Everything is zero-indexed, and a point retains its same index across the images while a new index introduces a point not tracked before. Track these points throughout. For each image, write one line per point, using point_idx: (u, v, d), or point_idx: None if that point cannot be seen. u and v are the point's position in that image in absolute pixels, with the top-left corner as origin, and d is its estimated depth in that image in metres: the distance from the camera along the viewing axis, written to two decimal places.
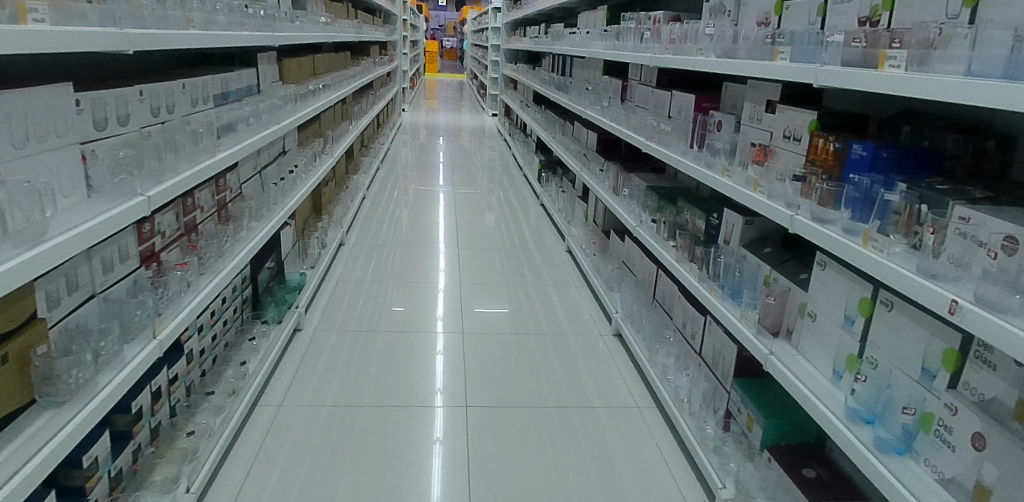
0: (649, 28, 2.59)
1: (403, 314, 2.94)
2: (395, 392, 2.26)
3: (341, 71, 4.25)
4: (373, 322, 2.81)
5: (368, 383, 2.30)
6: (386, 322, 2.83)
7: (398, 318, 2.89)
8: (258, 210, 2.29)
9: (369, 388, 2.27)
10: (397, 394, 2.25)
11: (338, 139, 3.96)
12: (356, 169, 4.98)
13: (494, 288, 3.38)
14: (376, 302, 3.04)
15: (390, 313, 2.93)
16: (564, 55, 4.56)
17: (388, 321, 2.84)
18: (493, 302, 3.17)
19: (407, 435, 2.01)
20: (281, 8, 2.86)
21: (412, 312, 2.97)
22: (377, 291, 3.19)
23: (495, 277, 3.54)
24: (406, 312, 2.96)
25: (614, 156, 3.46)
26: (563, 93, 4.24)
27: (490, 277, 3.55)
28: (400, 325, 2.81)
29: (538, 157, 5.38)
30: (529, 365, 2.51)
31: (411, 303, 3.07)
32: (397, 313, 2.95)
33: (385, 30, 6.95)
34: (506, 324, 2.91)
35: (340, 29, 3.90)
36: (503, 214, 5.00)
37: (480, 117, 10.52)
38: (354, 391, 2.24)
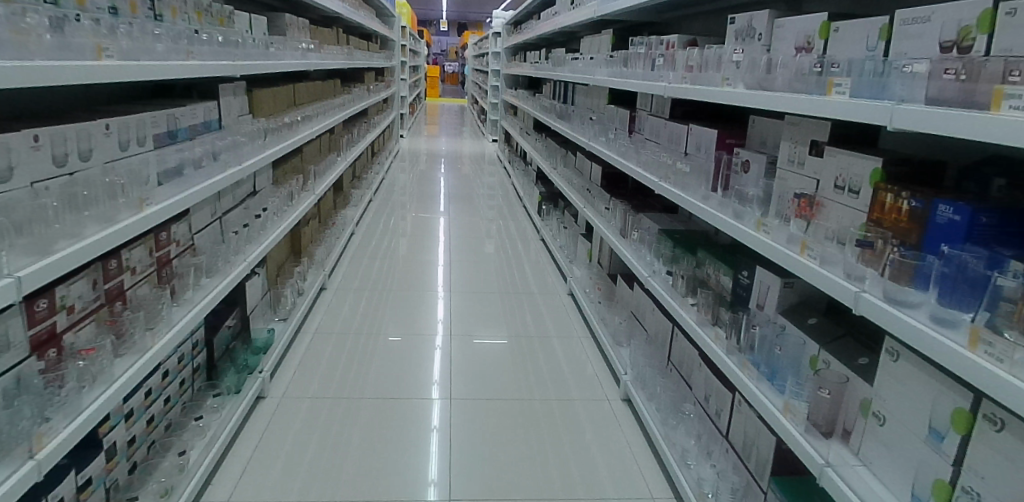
0: (663, 54, 2.30)
1: (400, 346, 2.86)
2: (388, 429, 2.19)
3: (329, 100, 3.98)
4: (367, 355, 2.73)
5: (360, 423, 2.21)
6: (381, 354, 2.76)
7: (395, 350, 2.82)
8: (212, 265, 1.96)
9: (362, 427, 2.19)
10: (390, 433, 2.17)
11: (323, 173, 3.67)
12: (345, 201, 4.68)
13: (492, 317, 3.29)
14: (373, 333, 2.98)
15: (387, 345, 2.87)
16: (566, 83, 4.28)
17: (383, 354, 2.76)
18: (491, 334, 3.07)
19: (399, 488, 1.88)
20: (253, 34, 2.59)
21: (410, 344, 2.90)
22: (375, 323, 3.11)
23: (495, 308, 3.43)
24: (404, 343, 2.89)
25: (621, 192, 3.15)
26: (565, 123, 3.95)
27: (490, 308, 3.43)
28: (396, 357, 2.75)
29: (539, 188, 5.08)
30: (527, 405, 2.41)
31: (409, 335, 3.00)
32: (394, 343, 2.88)
33: (382, 56, 6.72)
34: (505, 358, 2.81)
35: (327, 55, 3.63)
36: (501, 248, 4.70)
37: (481, 143, 10.30)
38: (344, 432, 2.15)
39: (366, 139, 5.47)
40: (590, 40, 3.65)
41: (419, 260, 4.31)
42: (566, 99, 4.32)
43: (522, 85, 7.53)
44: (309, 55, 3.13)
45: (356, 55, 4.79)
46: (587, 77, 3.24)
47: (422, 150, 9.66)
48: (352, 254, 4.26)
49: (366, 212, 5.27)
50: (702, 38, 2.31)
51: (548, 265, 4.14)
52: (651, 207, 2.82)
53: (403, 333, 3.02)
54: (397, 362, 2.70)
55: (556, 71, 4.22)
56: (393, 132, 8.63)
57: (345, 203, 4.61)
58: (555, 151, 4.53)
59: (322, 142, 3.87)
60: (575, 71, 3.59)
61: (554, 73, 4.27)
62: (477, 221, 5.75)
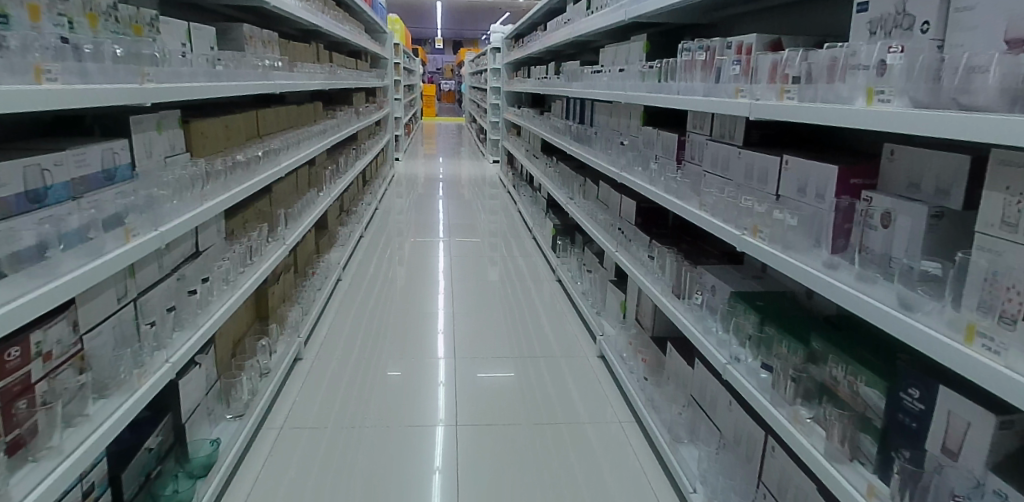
0: (739, 60, 1.71)
1: (400, 382, 2.65)
2: None
3: (306, 127, 3.39)
4: (361, 417, 2.34)
5: None
6: (376, 413, 2.37)
7: (395, 384, 2.62)
8: (100, 383, 1.32)
9: None
10: None
11: (301, 215, 3.07)
12: (331, 239, 4.07)
13: (497, 346, 3.06)
14: (371, 368, 2.77)
15: (386, 380, 2.66)
16: (582, 99, 3.71)
17: (381, 390, 2.57)
18: (497, 364, 2.85)
19: None
20: (190, 49, 1.99)
21: (410, 397, 2.52)
22: (373, 360, 2.86)
23: (500, 335, 3.19)
24: (404, 382, 2.64)
25: (665, 236, 2.55)
26: (585, 148, 3.36)
27: (496, 335, 3.19)
28: (396, 399, 2.49)
29: (550, 218, 4.50)
30: (541, 454, 2.14)
31: (410, 366, 2.80)
32: (393, 378, 2.68)
33: (372, 75, 6.16)
34: (513, 392, 2.59)
35: (303, 75, 3.04)
36: (511, 284, 4.11)
37: (481, 164, 9.75)
38: None
39: (356, 167, 4.89)
40: (614, 49, 3.06)
41: (416, 301, 3.73)
42: (583, 120, 3.74)
43: (525, 103, 6.97)
44: (273, 75, 2.53)
45: (340, 75, 4.21)
46: (616, 94, 2.65)
47: (418, 173, 9.10)
48: (339, 298, 3.65)
49: (357, 247, 4.67)
50: (787, 39, 1.73)
51: (568, 309, 3.53)
52: (708, 258, 2.21)
53: (403, 365, 2.82)
54: (394, 431, 2.26)
55: (570, 87, 3.64)
56: (387, 155, 8.08)
57: (330, 242, 4.01)
58: (571, 178, 3.93)
59: (299, 177, 3.28)
60: (597, 86, 3.02)
61: (568, 90, 3.69)
62: (481, 250, 5.15)
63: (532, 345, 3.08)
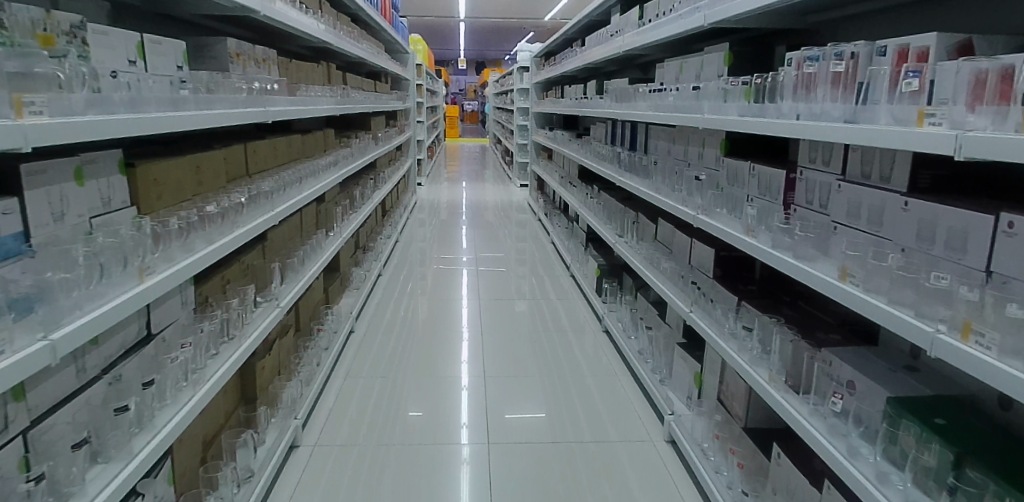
0: (919, 70, 1.13)
1: (422, 425, 2.42)
2: None
3: (314, 158, 2.93)
4: (380, 465, 2.15)
5: None
6: (397, 462, 2.17)
7: (417, 426, 2.42)
8: None
9: None
10: None
11: (305, 264, 2.59)
12: (344, 282, 3.59)
13: (528, 385, 2.79)
14: (391, 408, 2.55)
15: (407, 422, 2.44)
16: (632, 122, 3.19)
17: (403, 435, 2.34)
18: (528, 404, 2.61)
19: None
20: (140, 70, 1.52)
21: (434, 442, 2.31)
22: (394, 402, 2.60)
23: (530, 372, 2.92)
24: (427, 422, 2.44)
25: (756, 298, 2.00)
26: (639, 181, 2.83)
27: (526, 373, 2.92)
28: (419, 445, 2.28)
29: (592, 254, 3.96)
30: None
31: (433, 406, 2.58)
32: (416, 420, 2.45)
33: (392, 98, 5.75)
34: (554, 461, 2.20)
35: (306, 101, 2.58)
36: (547, 324, 3.61)
37: (508, 188, 9.29)
38: None
39: (374, 198, 4.44)
40: (676, 65, 2.54)
41: (439, 338, 3.35)
42: (634, 147, 3.21)
43: (556, 125, 6.46)
44: (265, 100, 2.06)
45: (356, 98, 3.77)
46: (688, 118, 2.12)
47: (442, 199, 8.66)
48: (352, 347, 3.15)
49: (376, 285, 4.18)
50: (979, 37, 1.18)
51: (619, 369, 2.96)
52: (828, 336, 1.65)
53: (426, 405, 2.59)
54: (417, 481, 2.07)
55: (618, 110, 3.12)
56: (409, 181, 7.66)
57: (343, 285, 3.53)
58: (619, 213, 3.39)
59: (302, 218, 2.82)
60: (658, 108, 2.49)
61: (615, 111, 3.17)
62: (512, 284, 4.59)
63: (577, 412, 2.55)
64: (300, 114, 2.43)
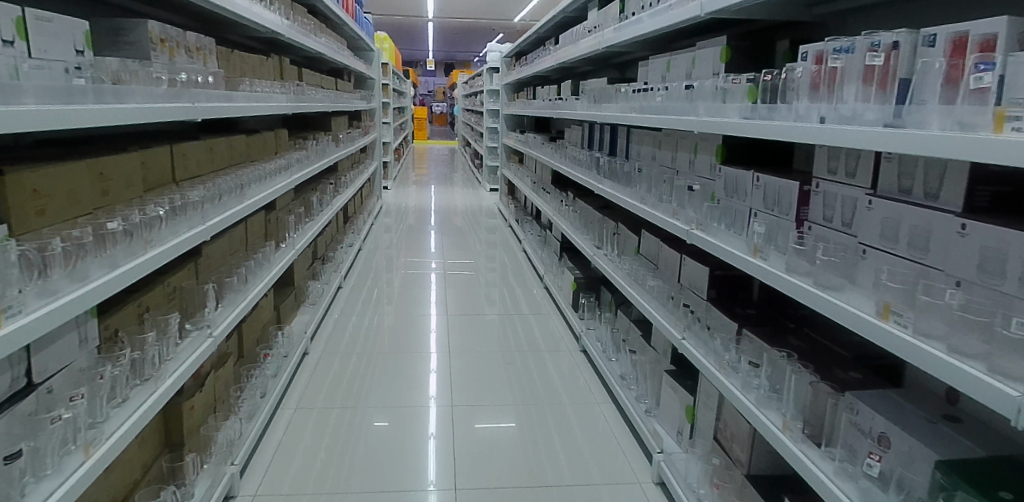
0: (992, 63, 0.91)
1: (386, 437, 2.34)
2: None
3: (261, 162, 2.62)
4: (343, 479, 2.06)
5: None
6: (361, 476, 2.08)
7: (382, 437, 2.33)
8: None
9: None
10: None
11: (249, 282, 2.28)
12: (299, 297, 3.27)
13: (499, 413, 2.55)
14: (355, 418, 2.46)
15: (372, 433, 2.35)
16: (613, 125, 2.96)
17: (367, 448, 2.25)
18: (497, 413, 2.55)
19: None
20: (17, 52, 1.19)
21: (399, 453, 2.23)
22: (358, 412, 2.50)
23: (499, 380, 2.86)
24: (393, 433, 2.36)
25: (758, 325, 1.80)
26: (622, 190, 2.60)
27: (495, 380, 2.86)
28: (383, 458, 2.19)
29: (568, 265, 3.73)
30: None
31: (399, 416, 2.50)
32: (380, 432, 2.36)
33: (355, 97, 5.41)
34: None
35: (251, 97, 2.27)
36: (519, 338, 3.38)
37: (477, 192, 9.03)
38: None
39: (334, 204, 4.11)
40: (664, 63, 2.32)
41: (406, 347, 3.22)
42: (614, 152, 2.98)
43: (528, 127, 6.23)
44: (196, 94, 1.75)
45: (313, 96, 3.45)
46: (682, 122, 1.89)
47: (409, 204, 8.33)
48: (305, 369, 2.84)
49: (335, 296, 3.86)
50: None
51: (598, 393, 2.73)
52: (846, 374, 1.45)
53: (392, 415, 2.50)
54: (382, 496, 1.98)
55: (598, 112, 2.89)
56: (374, 184, 7.31)
57: (298, 300, 3.21)
58: (597, 224, 3.16)
59: (247, 230, 2.50)
60: (646, 111, 2.26)
61: (594, 113, 2.94)
62: (482, 293, 4.33)
63: (551, 445, 2.32)
64: (243, 110, 2.12)
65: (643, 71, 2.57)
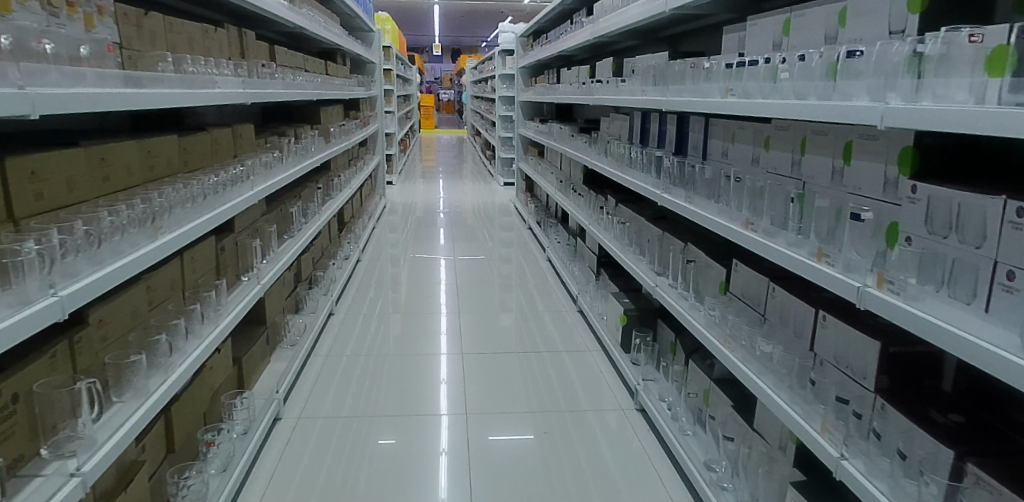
0: None
1: (393, 456, 2.10)
2: None
3: (206, 171, 1.86)
4: None
5: None
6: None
7: (388, 457, 2.09)
8: None
9: None
10: None
11: (181, 347, 1.53)
12: (274, 338, 2.53)
13: None
14: (359, 434, 2.23)
15: (376, 454, 2.10)
16: (682, 117, 2.25)
17: (371, 470, 2.01)
18: (514, 425, 2.31)
19: None
20: None
21: (405, 476, 1.98)
22: (364, 430, 2.26)
23: (517, 390, 2.58)
24: (399, 452, 2.12)
25: (984, 449, 1.06)
26: (710, 208, 1.83)
27: (512, 390, 2.59)
28: (389, 482, 1.95)
29: (610, 287, 3.02)
30: None
31: (407, 431, 2.26)
32: (386, 451, 2.12)
33: (352, 84, 4.69)
34: None
35: (173, 78, 1.50)
36: (544, 375, 2.70)
37: (489, 186, 8.33)
38: None
39: (324, 211, 3.37)
40: (792, 17, 1.54)
41: (414, 357, 2.89)
42: (685, 152, 2.21)
43: (548, 116, 5.45)
44: (41, 73, 1.00)
45: (289, 80, 2.67)
46: (861, 112, 1.11)
47: (416, 201, 7.59)
48: (274, 444, 2.13)
49: (325, 322, 3.13)
50: None
51: (667, 478, 1.98)
52: None
53: (400, 430, 2.27)
54: None
55: (667, 96, 2.11)
56: (376, 180, 6.60)
57: (271, 343, 2.48)
58: (662, 245, 2.39)
59: (185, 270, 1.75)
60: (761, 92, 1.53)
61: (662, 97, 2.14)
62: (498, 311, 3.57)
63: None
64: (162, 96, 1.41)
65: (748, 33, 1.77)
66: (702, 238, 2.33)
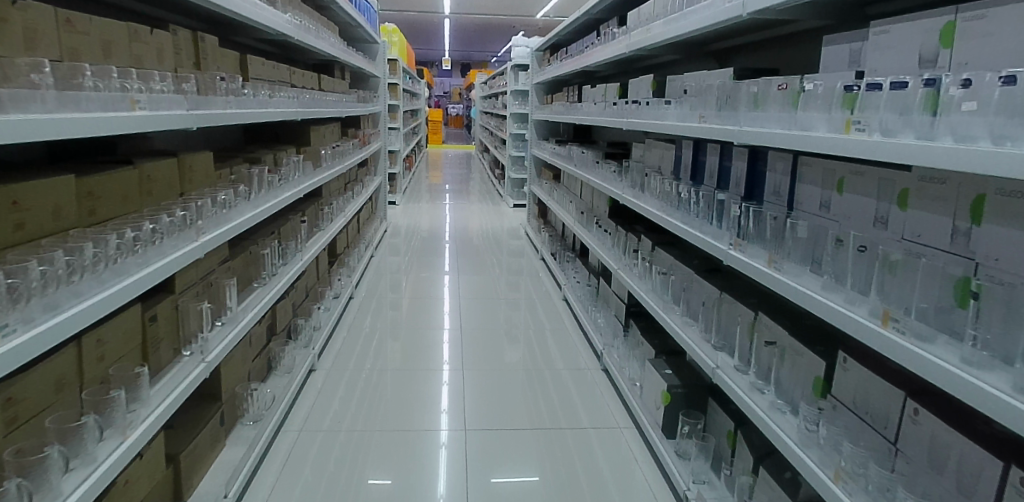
0: None
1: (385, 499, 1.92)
2: None
3: (131, 218, 1.37)
4: None
5: None
6: None
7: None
8: None
9: None
10: None
11: (52, 486, 1.02)
12: (232, 416, 2.03)
13: None
14: (352, 473, 2.06)
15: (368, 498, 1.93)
16: (752, 152, 1.74)
17: None
18: (517, 464, 2.14)
19: None
20: None
21: None
22: None
23: (527, 446, 2.26)
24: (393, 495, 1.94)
25: None
26: (811, 283, 1.32)
27: (521, 445, 2.26)
28: None
29: (644, 347, 2.51)
30: None
31: (402, 470, 2.09)
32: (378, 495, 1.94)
33: (351, 98, 4.23)
34: None
35: (49, 96, 0.98)
36: (560, 442, 2.28)
37: (498, 207, 7.88)
38: None
39: (310, 247, 2.88)
40: (959, 20, 1.04)
41: (413, 420, 2.42)
42: (760, 197, 1.70)
43: (564, 138, 4.98)
44: None
45: (267, 98, 2.20)
46: None
47: (420, 221, 7.13)
48: None
49: (303, 380, 2.63)
50: None
51: None
52: None
53: None
54: None
55: (740, 127, 1.61)
56: (377, 200, 6.13)
57: (227, 423, 1.97)
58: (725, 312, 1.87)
59: (86, 359, 1.25)
60: (924, 131, 1.02)
61: (732, 127, 1.65)
62: (507, 360, 3.03)
63: None
64: (34, 124, 0.89)
65: (870, 43, 1.27)
66: (774, 305, 1.81)
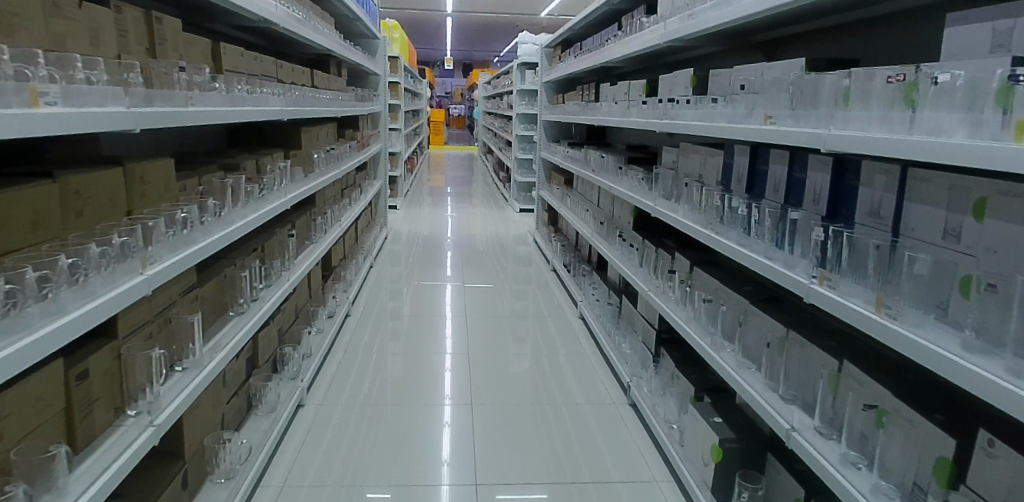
0: None
1: None
2: None
3: (41, 250, 1.03)
4: None
5: None
6: None
7: None
8: None
9: None
10: None
11: None
12: (198, 475, 1.66)
13: None
14: (351, 482, 1.99)
15: None
16: (838, 163, 1.40)
17: None
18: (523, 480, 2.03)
19: None
20: None
21: None
22: None
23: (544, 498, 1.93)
24: None
25: None
26: (953, 338, 0.98)
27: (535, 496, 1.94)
28: None
29: (681, 382, 2.17)
30: None
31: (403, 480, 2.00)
32: None
33: (348, 96, 3.91)
34: None
35: None
36: (583, 496, 1.94)
37: (503, 212, 7.55)
38: None
39: (299, 265, 2.54)
40: None
41: (410, 469, 2.07)
42: (850, 218, 1.36)
43: (578, 140, 4.65)
44: None
45: (245, 94, 1.87)
46: None
47: (421, 226, 6.80)
48: None
49: (289, 419, 2.27)
50: None
51: None
52: None
53: None
54: None
55: (831, 130, 1.27)
56: (377, 204, 5.80)
57: (192, 483, 1.61)
58: (801, 358, 1.53)
59: None
60: None
61: (819, 129, 1.31)
62: (520, 389, 2.70)
63: None
64: None
65: None
66: (861, 352, 1.47)
